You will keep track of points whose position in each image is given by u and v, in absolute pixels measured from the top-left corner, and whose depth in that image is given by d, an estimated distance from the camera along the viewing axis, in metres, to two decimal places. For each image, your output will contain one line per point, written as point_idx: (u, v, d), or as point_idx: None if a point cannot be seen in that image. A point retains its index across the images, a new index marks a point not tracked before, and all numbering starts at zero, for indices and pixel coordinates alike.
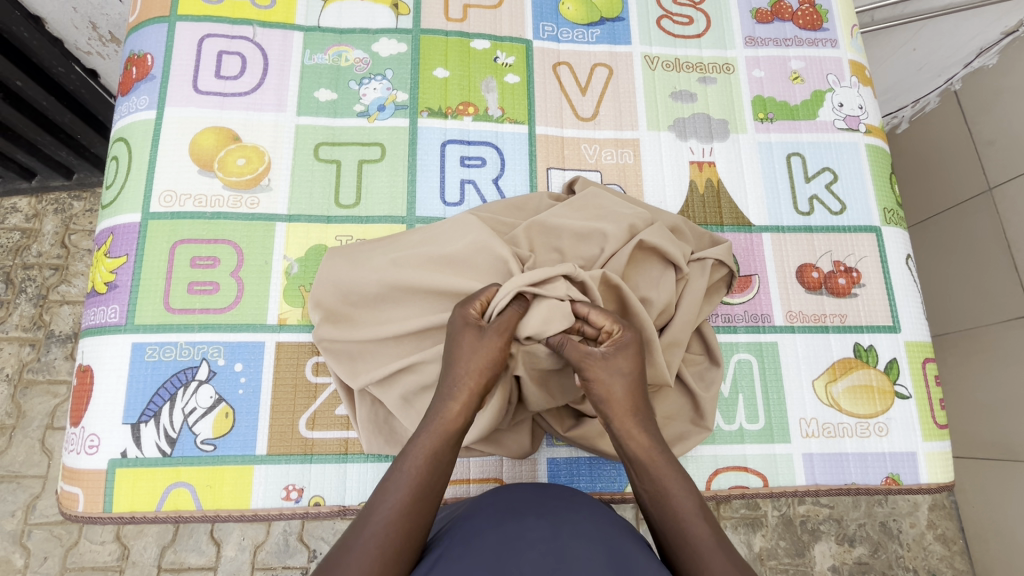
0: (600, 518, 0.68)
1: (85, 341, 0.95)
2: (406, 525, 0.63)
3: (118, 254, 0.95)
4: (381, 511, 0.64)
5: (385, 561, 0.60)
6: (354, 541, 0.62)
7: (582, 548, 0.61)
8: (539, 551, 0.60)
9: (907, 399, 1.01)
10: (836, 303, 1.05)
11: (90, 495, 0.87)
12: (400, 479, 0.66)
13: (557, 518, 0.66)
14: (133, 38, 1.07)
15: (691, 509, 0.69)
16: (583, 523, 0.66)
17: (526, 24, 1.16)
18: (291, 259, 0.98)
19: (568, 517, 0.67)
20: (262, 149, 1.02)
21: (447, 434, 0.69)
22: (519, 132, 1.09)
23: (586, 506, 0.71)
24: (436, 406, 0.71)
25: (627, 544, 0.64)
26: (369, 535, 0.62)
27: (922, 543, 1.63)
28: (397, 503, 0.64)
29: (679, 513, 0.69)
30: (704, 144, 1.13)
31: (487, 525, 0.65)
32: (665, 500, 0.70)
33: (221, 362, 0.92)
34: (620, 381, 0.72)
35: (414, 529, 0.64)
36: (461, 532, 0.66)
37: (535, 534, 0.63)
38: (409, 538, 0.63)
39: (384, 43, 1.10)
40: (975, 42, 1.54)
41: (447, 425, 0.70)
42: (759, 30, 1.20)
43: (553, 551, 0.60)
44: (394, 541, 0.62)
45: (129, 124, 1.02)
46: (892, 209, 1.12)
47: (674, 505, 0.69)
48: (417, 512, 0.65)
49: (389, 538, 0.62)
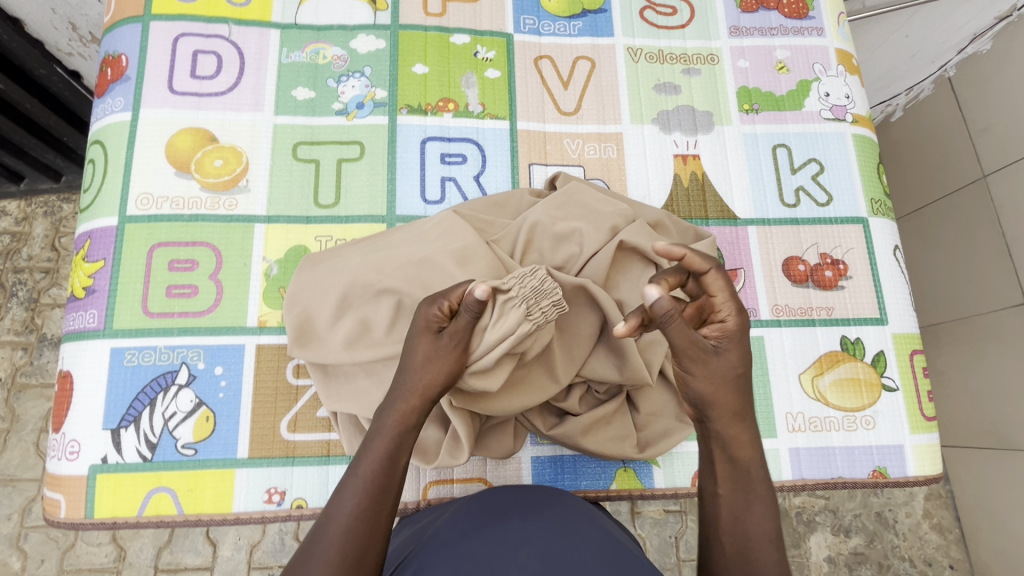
0: (586, 521, 0.67)
1: (65, 347, 0.94)
2: (366, 526, 0.62)
3: (95, 259, 0.95)
4: (337, 518, 0.62)
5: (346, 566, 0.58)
6: (312, 548, 0.60)
7: (564, 552, 0.59)
8: (521, 552, 0.58)
9: (894, 392, 1.00)
10: (822, 295, 1.04)
11: (72, 501, 0.87)
12: (355, 483, 0.64)
13: (542, 521, 0.65)
14: (108, 39, 1.06)
15: (766, 536, 0.64)
16: (567, 527, 0.65)
17: (507, 17, 1.14)
18: (270, 261, 0.97)
19: (553, 521, 0.66)
20: (239, 150, 1.01)
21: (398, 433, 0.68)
22: (500, 128, 1.08)
23: (572, 509, 0.70)
24: (386, 402, 0.70)
25: (609, 549, 0.62)
26: (324, 541, 0.60)
27: (918, 532, 1.62)
28: (354, 506, 0.63)
29: (750, 535, 0.64)
30: (688, 137, 1.11)
31: (471, 530, 0.64)
32: (741, 516, 0.65)
33: (201, 366, 0.91)
34: (729, 378, 0.68)
35: (373, 532, 0.62)
36: (445, 538, 0.65)
37: (518, 537, 0.61)
38: (365, 541, 0.61)
39: (362, 39, 1.09)
40: (969, 27, 1.50)
41: (398, 421, 0.68)
42: (743, 19, 1.19)
43: (535, 553, 0.58)
44: (352, 546, 0.60)
45: (105, 126, 1.01)
46: (879, 200, 1.10)
47: (749, 526, 0.64)
48: (376, 515, 0.63)
49: (347, 542, 0.60)
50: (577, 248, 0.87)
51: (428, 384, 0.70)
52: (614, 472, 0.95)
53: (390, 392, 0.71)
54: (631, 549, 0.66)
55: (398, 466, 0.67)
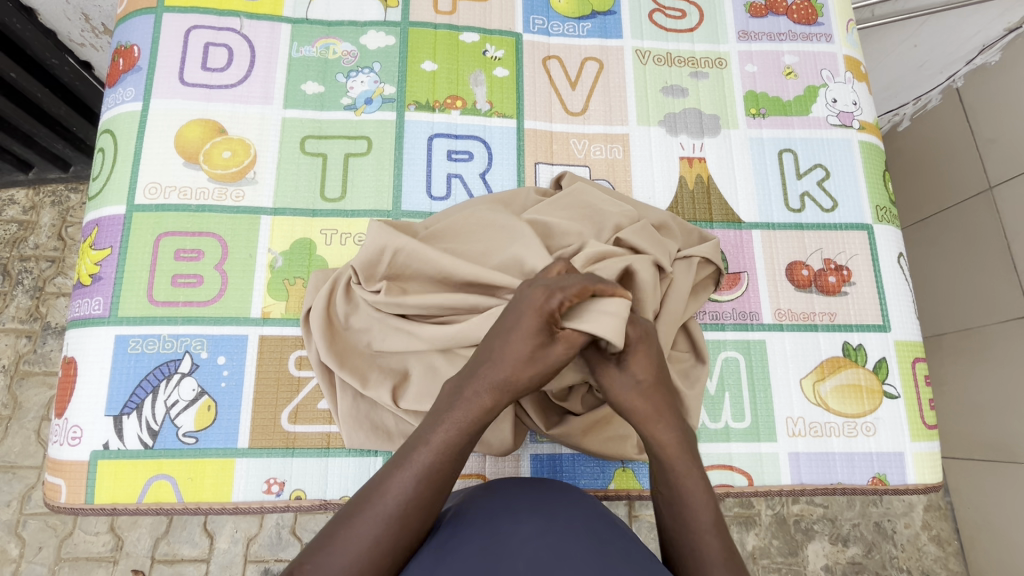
0: (592, 513, 0.67)
1: (70, 333, 0.95)
2: (422, 509, 0.62)
3: (103, 246, 0.95)
4: (392, 493, 0.62)
5: (398, 542, 0.60)
6: (360, 519, 0.61)
7: (574, 545, 0.59)
8: (531, 545, 0.59)
9: (896, 399, 1.00)
10: (825, 301, 1.04)
11: (73, 486, 0.87)
12: (415, 466, 0.64)
13: (548, 512, 0.65)
14: (120, 29, 1.07)
15: (706, 525, 0.65)
16: (575, 517, 0.65)
17: (516, 17, 1.15)
18: (275, 253, 0.97)
19: (560, 512, 0.66)
20: (248, 142, 1.01)
21: (468, 428, 0.67)
22: (507, 126, 1.08)
23: (579, 500, 0.70)
24: (457, 393, 0.69)
25: (616, 540, 0.63)
26: (374, 517, 0.60)
27: (917, 543, 1.62)
28: (412, 487, 0.62)
29: (695, 528, 0.65)
30: (694, 140, 1.12)
31: (478, 520, 0.64)
32: (679, 508, 0.67)
33: (204, 356, 0.92)
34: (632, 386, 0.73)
35: (428, 515, 0.62)
36: (451, 527, 0.64)
37: (527, 530, 0.61)
38: (420, 522, 0.62)
39: (372, 35, 1.10)
40: (977, 39, 1.52)
41: (469, 416, 0.67)
42: (752, 24, 1.19)
43: (548, 545, 0.59)
44: (404, 528, 0.61)
45: (115, 116, 1.02)
46: (885, 207, 1.10)
47: (689, 519, 0.66)
48: (434, 501, 0.63)
49: (400, 525, 0.61)
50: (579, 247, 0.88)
51: (516, 377, 0.69)
52: (613, 471, 0.95)
53: (466, 379, 0.70)
54: (637, 538, 0.67)
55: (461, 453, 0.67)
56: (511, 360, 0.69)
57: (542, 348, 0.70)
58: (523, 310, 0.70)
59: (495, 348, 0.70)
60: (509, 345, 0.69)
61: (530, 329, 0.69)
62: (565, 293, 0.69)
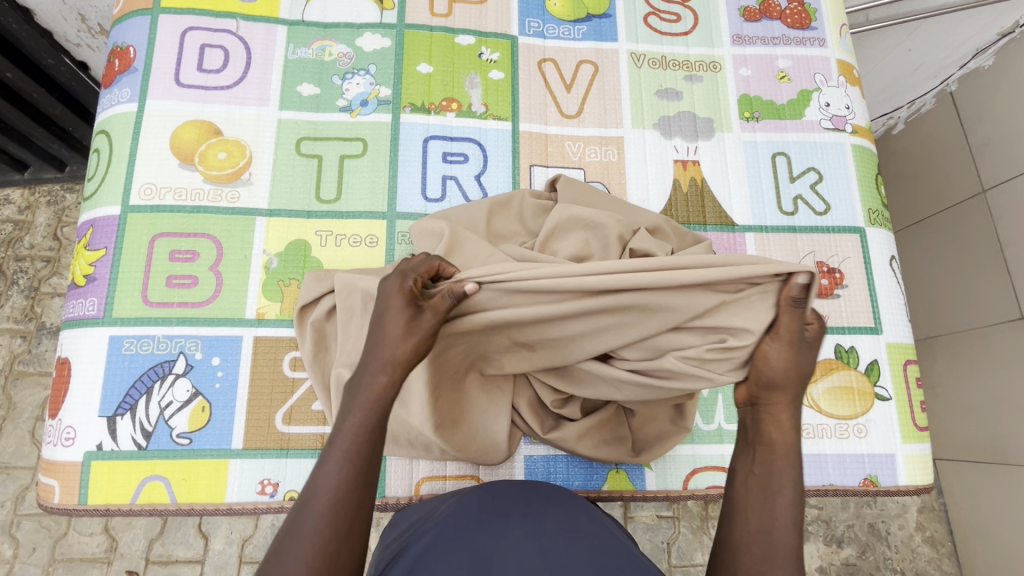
0: (585, 516, 0.68)
1: (64, 333, 0.95)
2: (355, 496, 0.56)
3: (97, 247, 0.95)
4: (322, 492, 0.56)
5: (343, 538, 0.55)
6: (296, 526, 0.55)
7: (567, 547, 0.60)
8: (524, 547, 0.59)
9: (887, 401, 1.01)
10: (818, 303, 1.04)
11: (67, 486, 0.87)
12: (338, 456, 0.58)
13: (542, 516, 0.66)
14: (116, 30, 1.07)
15: (789, 518, 0.62)
16: (569, 521, 0.66)
17: (513, 20, 1.16)
18: (270, 254, 0.98)
19: (554, 515, 0.66)
20: (243, 143, 1.02)
21: (381, 404, 0.60)
22: (503, 128, 1.09)
23: (573, 503, 0.70)
24: (358, 375, 0.62)
25: (608, 542, 0.63)
26: (308, 519, 0.55)
27: (910, 545, 1.62)
28: (337, 478, 0.57)
29: (773, 516, 0.62)
30: (689, 143, 1.12)
31: (472, 522, 0.64)
32: (766, 495, 0.63)
33: (198, 357, 0.92)
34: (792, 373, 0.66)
35: (361, 503, 0.57)
36: (445, 530, 0.64)
37: (520, 532, 0.62)
38: (356, 513, 0.56)
39: (368, 37, 1.10)
40: (970, 44, 1.53)
41: (376, 392, 0.60)
42: (747, 28, 1.20)
43: (541, 549, 0.59)
44: (342, 523, 0.55)
45: (111, 116, 1.02)
46: (877, 210, 1.11)
47: (776, 507, 0.63)
48: (364, 486, 0.57)
49: (337, 517, 0.55)
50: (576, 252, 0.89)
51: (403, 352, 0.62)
52: (607, 472, 0.96)
53: (366, 358, 0.62)
54: (629, 542, 0.67)
55: (381, 430, 0.60)
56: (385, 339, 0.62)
57: (415, 322, 0.63)
58: (386, 292, 0.64)
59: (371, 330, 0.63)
60: (380, 328, 0.62)
61: (399, 307, 0.62)
62: (417, 272, 0.65)
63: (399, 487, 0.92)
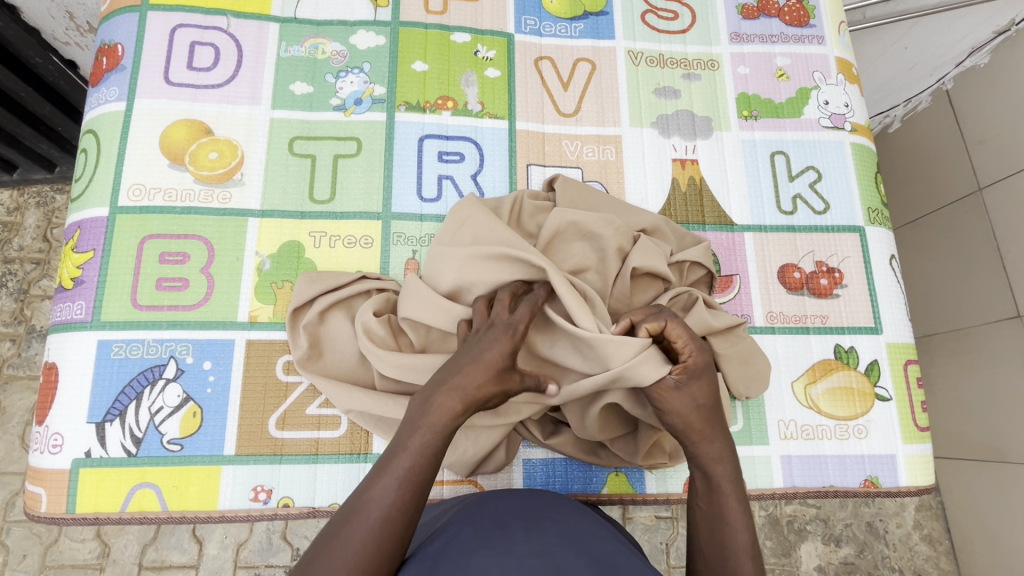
0: (590, 532, 0.66)
1: (52, 338, 0.93)
2: (398, 517, 0.61)
3: (85, 249, 0.93)
4: (376, 504, 0.61)
5: (383, 553, 0.59)
6: (345, 531, 0.59)
7: (571, 565, 0.58)
8: (527, 566, 0.57)
9: (887, 401, 1.00)
10: (817, 304, 1.04)
11: (54, 495, 0.85)
12: (396, 474, 0.62)
13: (545, 532, 0.64)
14: (105, 28, 1.05)
15: (741, 546, 0.67)
16: (571, 539, 0.63)
17: (508, 17, 1.14)
18: (263, 255, 0.96)
19: (557, 531, 0.64)
20: (235, 143, 1.00)
21: (444, 430, 0.65)
22: (499, 127, 1.07)
23: (573, 521, 0.68)
24: (433, 396, 0.67)
25: (613, 560, 0.61)
26: (359, 528, 0.59)
27: (908, 543, 1.62)
28: (392, 495, 0.61)
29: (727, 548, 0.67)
30: (687, 141, 1.11)
31: (473, 538, 0.62)
32: (720, 527, 0.69)
33: (190, 361, 0.90)
34: (693, 411, 0.72)
35: (411, 523, 0.62)
36: (442, 548, 0.62)
37: (522, 549, 0.59)
38: (405, 530, 0.61)
39: (362, 35, 1.08)
40: (966, 42, 1.53)
41: (445, 419, 0.66)
42: (744, 26, 1.19)
43: (542, 565, 0.57)
44: (390, 537, 0.60)
45: (99, 116, 1.00)
46: (876, 209, 1.10)
47: (726, 538, 0.68)
48: (415, 506, 0.62)
49: (385, 534, 0.60)
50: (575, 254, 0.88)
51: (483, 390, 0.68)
52: (607, 476, 0.94)
53: (441, 383, 0.68)
54: (635, 559, 0.65)
55: (438, 456, 0.65)
56: (471, 369, 0.68)
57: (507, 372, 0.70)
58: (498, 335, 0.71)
59: (460, 360, 0.70)
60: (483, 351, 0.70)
61: (505, 346, 0.70)
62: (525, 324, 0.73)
63: None
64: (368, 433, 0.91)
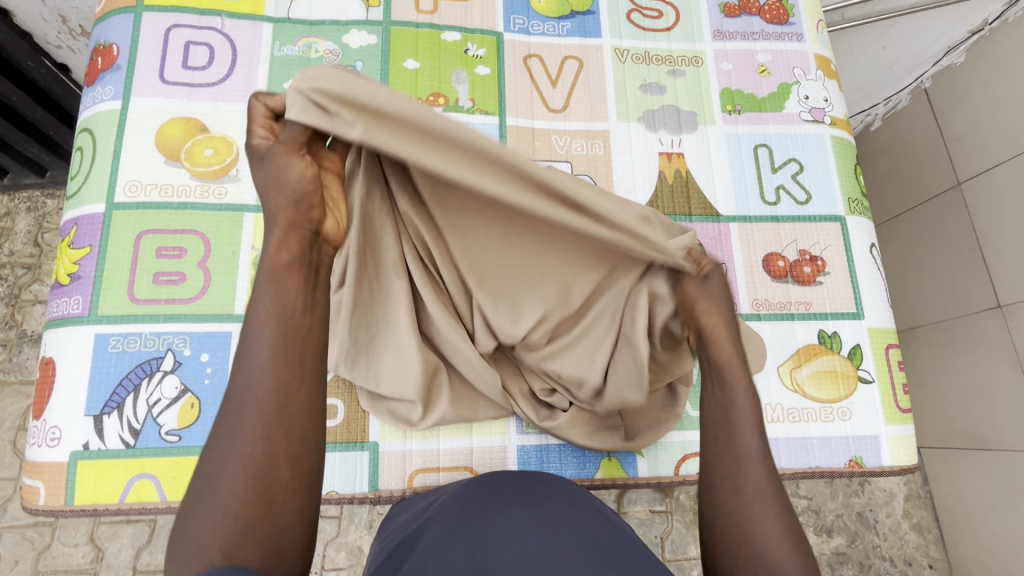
0: (585, 506, 0.68)
1: (48, 333, 0.93)
2: (281, 384, 0.53)
3: (81, 245, 0.94)
4: (238, 404, 0.52)
5: (270, 424, 0.51)
6: (218, 444, 0.51)
7: (567, 538, 0.59)
8: (525, 539, 0.59)
9: (870, 384, 1.03)
10: (801, 291, 1.07)
11: (52, 488, 0.86)
12: (249, 365, 0.53)
13: (542, 508, 0.65)
14: (98, 29, 1.06)
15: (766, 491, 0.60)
16: (570, 512, 0.65)
17: (498, 16, 1.17)
18: (259, 249, 0.97)
19: (553, 506, 0.66)
20: (230, 140, 1.01)
21: (285, 299, 0.55)
22: (490, 123, 1.10)
23: (572, 495, 0.70)
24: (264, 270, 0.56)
25: (608, 532, 0.63)
26: (230, 435, 0.50)
27: (898, 532, 1.65)
28: (252, 388, 0.52)
29: (745, 489, 0.61)
30: (673, 136, 1.14)
31: (473, 514, 0.64)
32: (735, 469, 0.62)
33: (187, 353, 0.91)
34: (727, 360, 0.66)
35: (284, 409, 0.52)
36: (444, 522, 0.64)
37: (520, 524, 0.61)
38: (280, 417, 0.52)
39: (354, 34, 1.10)
40: (943, 41, 1.57)
41: (285, 288, 0.55)
42: (727, 24, 1.22)
43: (539, 539, 0.59)
44: (265, 433, 0.51)
45: (94, 114, 1.01)
46: (857, 199, 1.14)
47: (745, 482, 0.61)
48: (287, 392, 0.52)
49: (261, 429, 0.51)
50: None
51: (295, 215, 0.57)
52: (599, 461, 0.96)
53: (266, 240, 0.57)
54: (631, 534, 0.66)
55: (312, 315, 0.56)
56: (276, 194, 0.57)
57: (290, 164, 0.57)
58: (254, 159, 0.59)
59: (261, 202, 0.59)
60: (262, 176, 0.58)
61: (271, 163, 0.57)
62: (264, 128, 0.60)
63: (392, 479, 0.92)
64: (365, 422, 0.93)
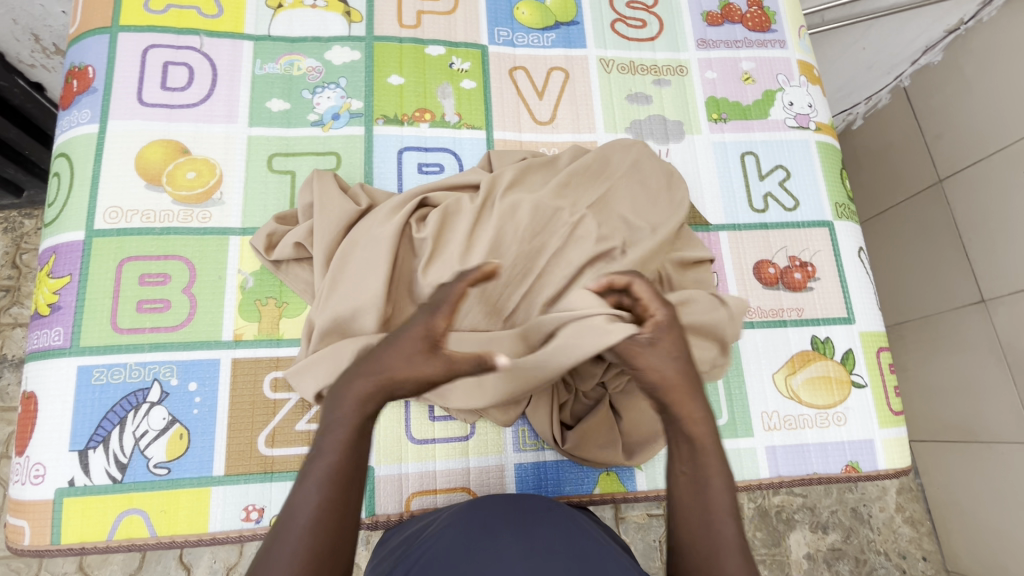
0: (576, 532, 0.66)
1: (29, 366, 0.91)
2: (334, 495, 0.61)
3: (61, 274, 0.92)
4: (301, 513, 0.59)
5: (318, 537, 0.58)
6: (277, 546, 0.57)
7: (557, 567, 0.58)
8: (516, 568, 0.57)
9: (863, 388, 1.04)
10: (792, 297, 1.07)
11: (38, 527, 0.83)
12: (315, 477, 0.61)
13: (532, 534, 0.64)
14: (73, 50, 1.04)
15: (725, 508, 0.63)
16: (560, 538, 0.64)
17: (482, 29, 1.16)
18: (246, 273, 0.95)
19: (544, 534, 0.65)
20: (212, 162, 0.99)
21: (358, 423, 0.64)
22: (477, 137, 1.09)
23: (564, 521, 0.68)
24: (338, 392, 0.66)
25: (598, 557, 0.62)
26: (289, 540, 0.57)
27: (892, 526, 1.66)
28: (316, 500, 0.60)
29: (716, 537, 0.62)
30: (660, 145, 1.14)
31: (460, 545, 0.62)
32: (704, 501, 0.64)
33: (174, 383, 0.89)
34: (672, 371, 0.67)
35: (341, 520, 0.60)
36: (432, 552, 0.62)
37: (512, 552, 0.60)
38: (337, 526, 0.59)
39: (336, 51, 1.09)
40: (921, 42, 1.59)
41: (352, 408, 0.65)
42: (710, 32, 1.23)
43: (528, 568, 0.57)
44: (323, 538, 0.58)
45: (71, 139, 0.99)
46: (843, 204, 1.15)
47: (714, 527, 0.62)
48: (345, 503, 0.61)
49: (314, 535, 0.58)
50: (554, 227, 0.89)
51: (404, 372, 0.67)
52: (598, 476, 0.96)
53: (356, 372, 0.67)
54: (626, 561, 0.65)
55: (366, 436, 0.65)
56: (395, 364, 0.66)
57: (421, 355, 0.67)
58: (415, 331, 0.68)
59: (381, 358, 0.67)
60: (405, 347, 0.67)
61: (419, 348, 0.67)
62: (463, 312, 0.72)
63: (389, 503, 0.90)
64: None
